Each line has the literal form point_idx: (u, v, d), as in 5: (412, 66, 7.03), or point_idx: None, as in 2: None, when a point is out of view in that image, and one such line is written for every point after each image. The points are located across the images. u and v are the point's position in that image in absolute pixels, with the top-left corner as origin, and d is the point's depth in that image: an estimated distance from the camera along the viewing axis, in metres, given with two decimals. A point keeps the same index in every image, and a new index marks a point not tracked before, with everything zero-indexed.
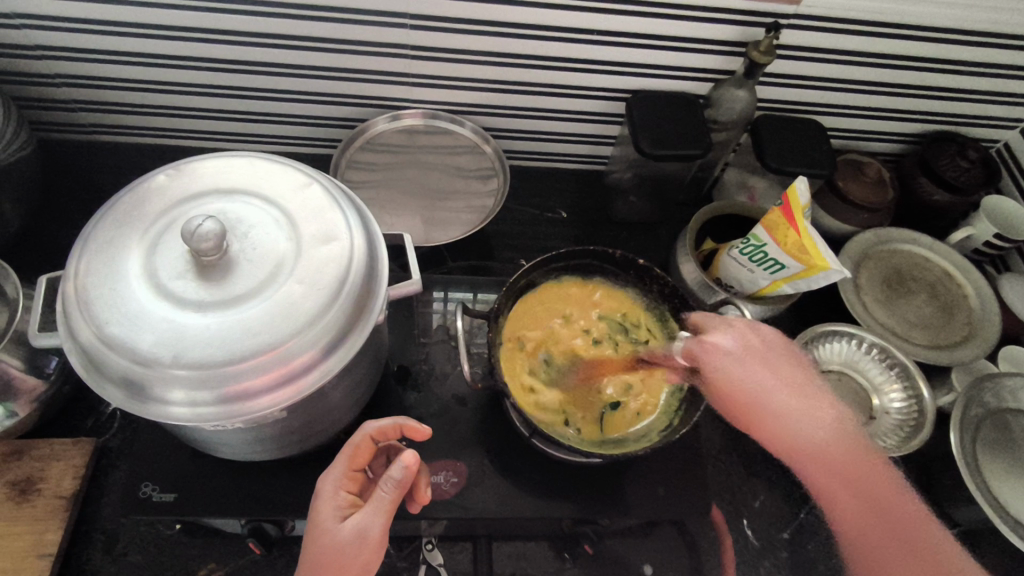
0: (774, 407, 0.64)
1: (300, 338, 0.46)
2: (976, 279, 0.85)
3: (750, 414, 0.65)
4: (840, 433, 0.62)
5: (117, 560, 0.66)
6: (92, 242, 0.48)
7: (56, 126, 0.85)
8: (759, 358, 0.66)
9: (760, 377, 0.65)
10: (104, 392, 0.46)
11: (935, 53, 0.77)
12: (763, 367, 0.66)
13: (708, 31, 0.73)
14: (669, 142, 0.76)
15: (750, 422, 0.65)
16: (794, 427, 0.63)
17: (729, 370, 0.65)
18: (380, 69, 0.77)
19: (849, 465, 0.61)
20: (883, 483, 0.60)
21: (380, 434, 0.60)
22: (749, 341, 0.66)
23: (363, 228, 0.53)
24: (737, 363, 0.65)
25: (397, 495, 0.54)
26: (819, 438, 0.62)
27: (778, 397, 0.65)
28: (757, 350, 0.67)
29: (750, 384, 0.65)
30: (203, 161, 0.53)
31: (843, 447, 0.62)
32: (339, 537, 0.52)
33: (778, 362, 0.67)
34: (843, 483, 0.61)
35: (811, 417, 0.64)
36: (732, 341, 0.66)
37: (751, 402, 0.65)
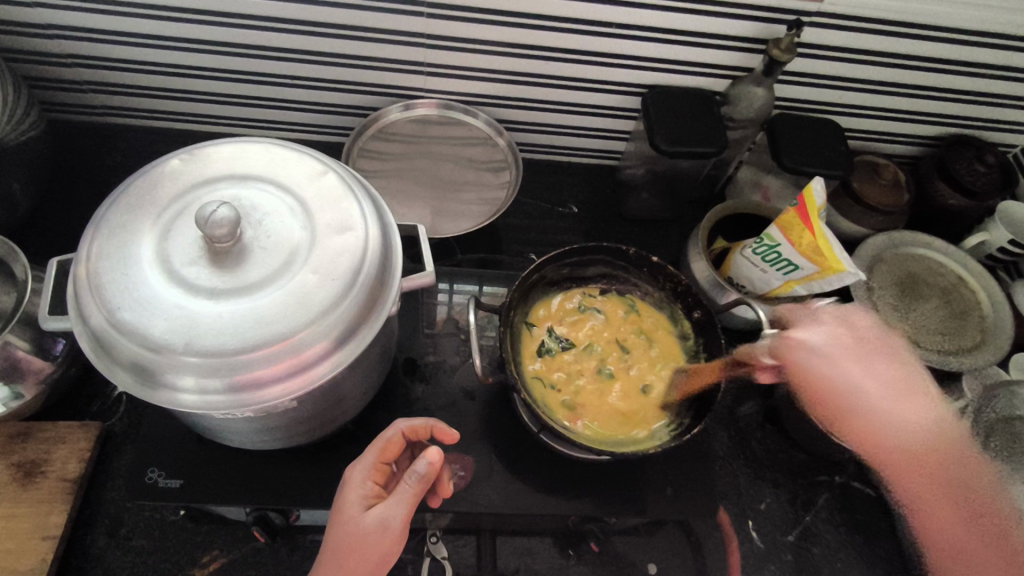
0: (874, 400, 0.67)
1: (314, 328, 0.46)
2: (989, 285, 0.84)
3: (841, 405, 0.69)
4: (946, 435, 0.66)
5: (122, 544, 0.66)
6: (104, 227, 0.47)
7: (67, 106, 0.85)
8: (848, 351, 0.68)
9: (853, 369, 0.67)
10: (115, 377, 0.46)
11: (957, 56, 0.76)
12: (849, 355, 0.68)
13: (729, 27, 0.72)
14: (685, 139, 0.75)
15: (834, 411, 0.70)
16: (893, 430, 0.66)
17: (812, 361, 0.67)
18: (394, 57, 0.76)
19: (943, 469, 0.65)
20: (976, 499, 0.65)
21: (412, 432, 0.61)
22: (842, 338, 0.69)
23: (377, 217, 0.52)
24: (826, 360, 0.67)
25: (420, 489, 0.54)
26: (918, 436, 0.66)
27: (884, 397, 0.67)
28: (842, 343, 0.69)
29: (836, 374, 0.67)
30: (217, 145, 0.52)
31: (938, 454, 0.65)
32: (362, 526, 0.53)
33: (868, 348, 0.71)
34: (935, 482, 0.65)
35: (904, 413, 0.66)
36: (819, 333, 0.69)
37: (846, 395, 0.67)
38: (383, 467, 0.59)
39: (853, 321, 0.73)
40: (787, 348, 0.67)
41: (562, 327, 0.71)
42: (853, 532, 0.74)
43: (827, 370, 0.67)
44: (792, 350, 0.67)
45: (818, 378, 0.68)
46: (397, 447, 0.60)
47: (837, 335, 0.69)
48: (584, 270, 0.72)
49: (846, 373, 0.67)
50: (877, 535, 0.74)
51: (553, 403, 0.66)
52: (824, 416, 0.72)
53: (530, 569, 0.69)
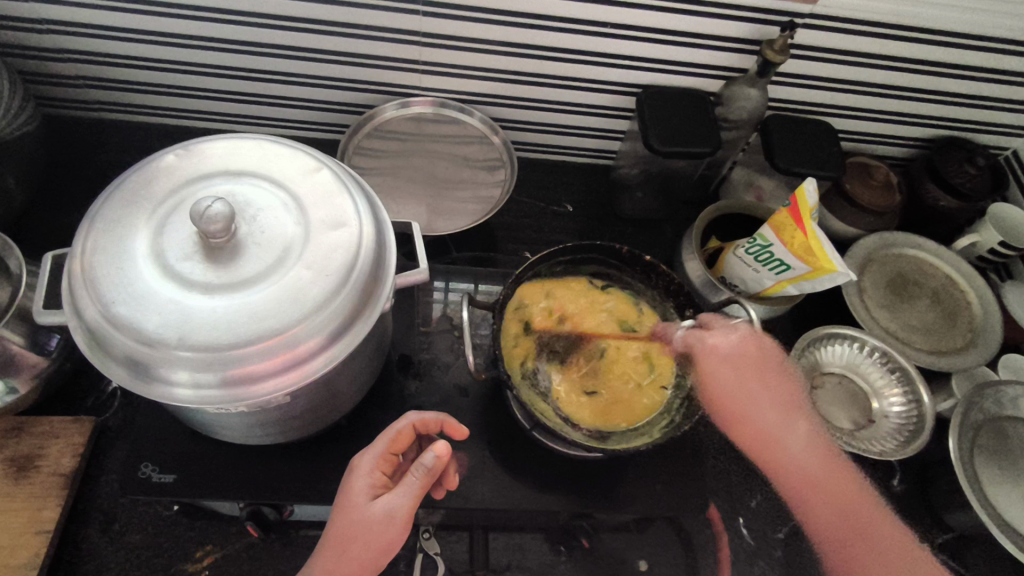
0: (757, 416, 0.75)
1: (307, 324, 0.46)
2: (979, 286, 0.85)
3: (750, 434, 0.75)
4: (836, 469, 0.73)
5: (115, 539, 0.66)
6: (100, 221, 0.48)
7: (62, 102, 0.85)
8: (747, 365, 0.74)
9: (755, 397, 0.75)
10: (108, 371, 0.46)
11: (948, 58, 0.77)
12: (751, 382, 0.74)
13: (723, 28, 0.73)
14: (679, 139, 0.75)
15: (749, 440, 0.75)
16: (791, 457, 0.74)
17: (718, 375, 0.72)
18: (390, 55, 0.77)
19: (839, 494, 0.73)
20: (862, 511, 0.73)
21: (422, 424, 0.62)
22: (746, 350, 0.73)
23: (372, 214, 0.52)
24: (727, 369, 0.73)
25: (424, 481, 0.54)
26: (809, 461, 0.73)
27: (776, 421, 0.75)
28: (741, 362, 0.74)
29: (742, 399, 0.74)
30: (212, 141, 0.52)
31: (829, 479, 0.73)
32: (368, 514, 0.54)
33: (751, 368, 0.75)
34: (830, 504, 0.73)
35: (795, 434, 0.74)
36: (729, 339, 0.71)
37: (750, 424, 0.75)
38: (393, 455, 0.60)
39: (754, 342, 0.74)
40: (699, 351, 0.70)
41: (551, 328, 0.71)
42: None
43: (728, 386, 0.73)
44: (703, 352, 0.70)
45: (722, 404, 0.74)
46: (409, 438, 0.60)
47: (744, 348, 0.73)
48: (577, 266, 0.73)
49: (750, 399, 0.75)
50: None
51: (585, 413, 0.66)
52: (737, 441, 0.77)
53: (522, 566, 0.70)
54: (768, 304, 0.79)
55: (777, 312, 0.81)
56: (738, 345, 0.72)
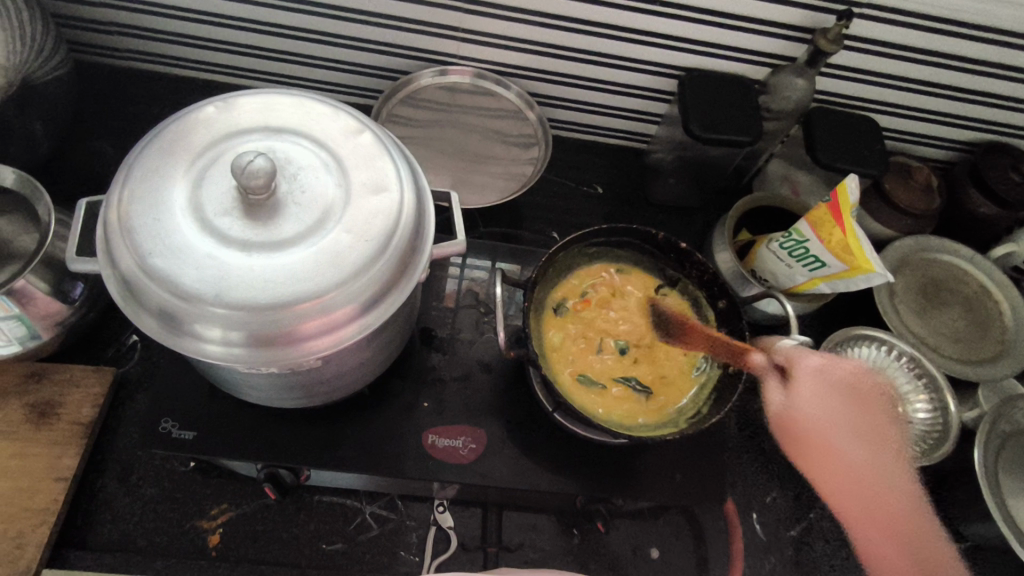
0: (835, 433, 0.73)
1: (343, 290, 0.45)
2: (1013, 296, 0.83)
3: (799, 427, 0.75)
4: (901, 480, 0.72)
5: (131, 491, 0.66)
6: (138, 169, 0.47)
7: (94, 48, 0.83)
8: (846, 395, 0.74)
9: (839, 419, 0.73)
10: (141, 322, 0.46)
11: (1006, 60, 0.74)
12: (845, 403, 0.74)
13: (776, 13, 0.70)
14: (721, 125, 0.73)
15: (789, 434, 0.76)
16: (844, 461, 0.73)
17: (802, 399, 0.74)
18: (431, 20, 0.75)
19: (900, 523, 0.71)
20: (910, 521, 0.71)
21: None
22: (833, 371, 0.74)
23: (412, 181, 0.51)
24: (830, 395, 0.73)
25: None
26: (861, 463, 0.72)
27: (861, 448, 0.72)
28: (839, 401, 0.74)
29: (823, 419, 0.74)
30: (255, 95, 0.51)
31: (909, 518, 0.71)
32: None
33: (865, 400, 0.75)
34: (885, 531, 0.71)
35: (888, 468, 0.72)
36: (812, 371, 0.73)
37: (824, 425, 0.74)
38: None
39: (836, 366, 0.74)
40: (787, 410, 0.75)
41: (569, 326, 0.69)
42: None
43: (825, 417, 0.74)
44: (800, 360, 0.72)
45: (817, 423, 0.74)
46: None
47: (828, 372, 0.74)
48: (610, 249, 0.72)
49: (844, 421, 0.73)
50: None
51: (627, 411, 0.65)
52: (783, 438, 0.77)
53: (533, 545, 0.70)
54: (797, 301, 0.78)
55: (806, 309, 0.79)
56: (839, 370, 0.75)
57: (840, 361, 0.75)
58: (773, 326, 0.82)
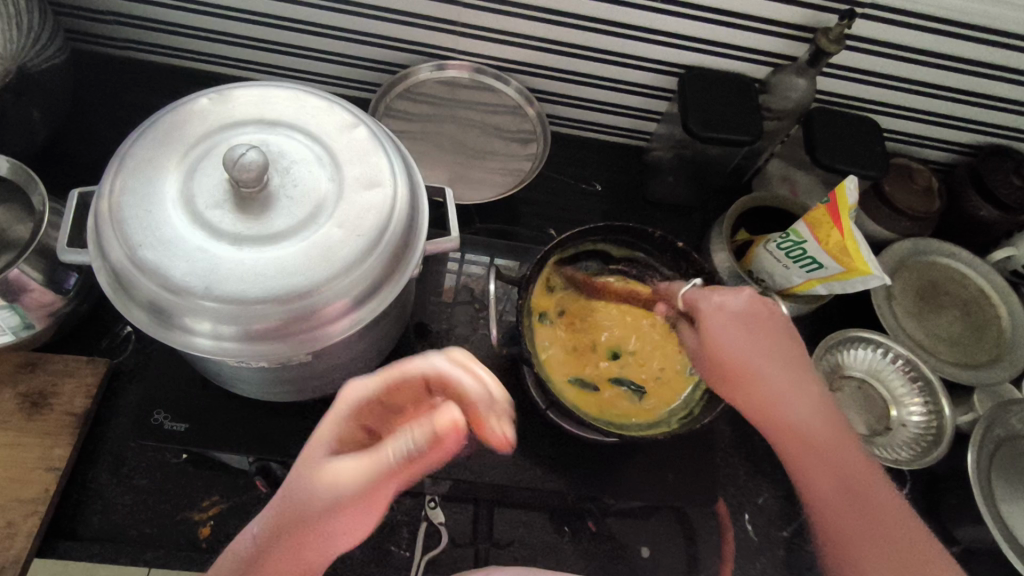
0: (786, 396, 0.55)
1: (334, 285, 0.45)
2: (1012, 301, 0.82)
3: (741, 378, 0.56)
4: (841, 433, 0.54)
5: (123, 482, 0.66)
6: (130, 160, 0.46)
7: (92, 37, 0.83)
8: (766, 330, 0.57)
9: (758, 338, 0.57)
10: (130, 314, 0.46)
11: (1009, 62, 0.73)
12: (756, 333, 0.57)
13: (778, 12, 0.70)
14: (720, 124, 0.73)
15: (741, 389, 0.57)
16: (795, 407, 0.55)
17: (718, 333, 0.58)
18: (430, 14, 0.74)
19: (842, 461, 0.53)
20: (874, 491, 0.52)
21: (434, 378, 0.46)
22: (761, 314, 0.58)
23: (406, 176, 0.51)
24: (737, 327, 0.57)
25: (408, 454, 0.41)
26: (815, 425, 0.54)
27: (783, 377, 0.56)
28: (761, 318, 0.58)
29: (756, 352, 0.56)
30: (249, 87, 0.50)
31: (829, 442, 0.54)
32: (312, 488, 0.41)
33: (755, 322, 0.57)
34: (829, 473, 0.52)
35: (802, 399, 0.55)
36: (736, 302, 0.58)
37: (745, 368, 0.56)
38: (378, 408, 0.46)
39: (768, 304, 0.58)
40: (704, 307, 0.59)
41: (563, 330, 0.70)
42: None
43: (739, 342, 0.57)
44: (711, 313, 0.59)
45: (727, 348, 0.57)
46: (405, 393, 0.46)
47: (756, 310, 0.58)
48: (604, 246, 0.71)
49: (761, 349, 0.56)
50: None
51: (627, 409, 0.67)
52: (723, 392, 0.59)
53: (524, 542, 0.70)
54: (794, 302, 0.78)
55: (802, 310, 0.79)
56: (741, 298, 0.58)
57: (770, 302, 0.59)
58: None
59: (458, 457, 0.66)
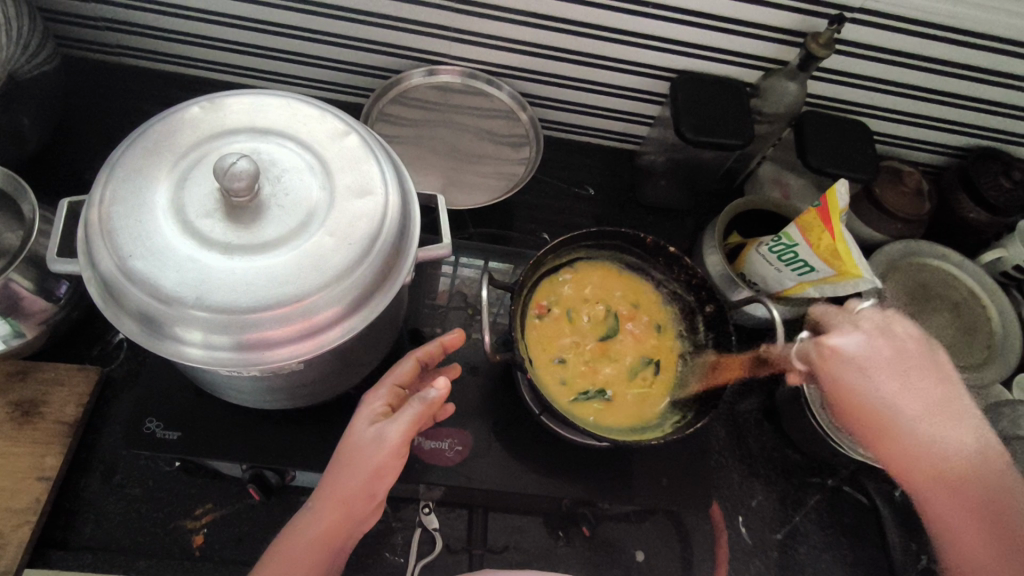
0: (898, 401, 0.56)
1: (326, 293, 0.45)
2: (1001, 302, 0.83)
3: (871, 418, 0.57)
4: (993, 458, 0.53)
5: (116, 491, 0.66)
6: (119, 170, 0.46)
7: (82, 43, 0.83)
8: (914, 367, 0.58)
9: (888, 376, 0.57)
10: (121, 325, 0.45)
11: (997, 66, 0.74)
12: (893, 361, 0.58)
13: (768, 16, 0.70)
14: (712, 129, 0.73)
15: (868, 428, 0.57)
16: (945, 442, 0.53)
17: (848, 370, 0.58)
18: (422, 19, 0.74)
19: (983, 487, 0.51)
20: (1015, 508, 0.50)
21: (426, 355, 0.63)
22: (893, 348, 0.59)
23: (398, 183, 0.51)
24: (884, 369, 0.58)
25: (422, 413, 0.53)
26: (956, 454, 0.53)
27: (918, 410, 0.55)
28: (899, 355, 0.58)
29: (863, 382, 0.57)
30: (239, 96, 0.50)
31: (975, 468, 0.52)
32: (360, 439, 0.53)
33: (914, 368, 0.58)
34: (965, 502, 0.51)
35: (942, 425, 0.55)
36: (853, 342, 0.60)
37: (872, 408, 0.57)
38: (399, 389, 0.59)
39: (884, 339, 0.60)
40: (818, 353, 0.61)
41: (553, 330, 0.69)
42: (840, 535, 0.74)
43: (858, 380, 0.58)
44: (830, 360, 0.60)
45: (852, 390, 0.58)
46: (413, 372, 0.60)
47: (874, 346, 0.59)
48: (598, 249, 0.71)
49: (882, 382, 0.57)
50: (864, 540, 0.74)
51: (618, 412, 0.66)
52: (861, 432, 0.59)
53: (519, 547, 0.70)
54: (787, 305, 0.78)
55: (795, 313, 0.79)
56: (880, 345, 0.59)
57: (890, 330, 0.60)
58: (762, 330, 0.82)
59: (450, 461, 0.65)
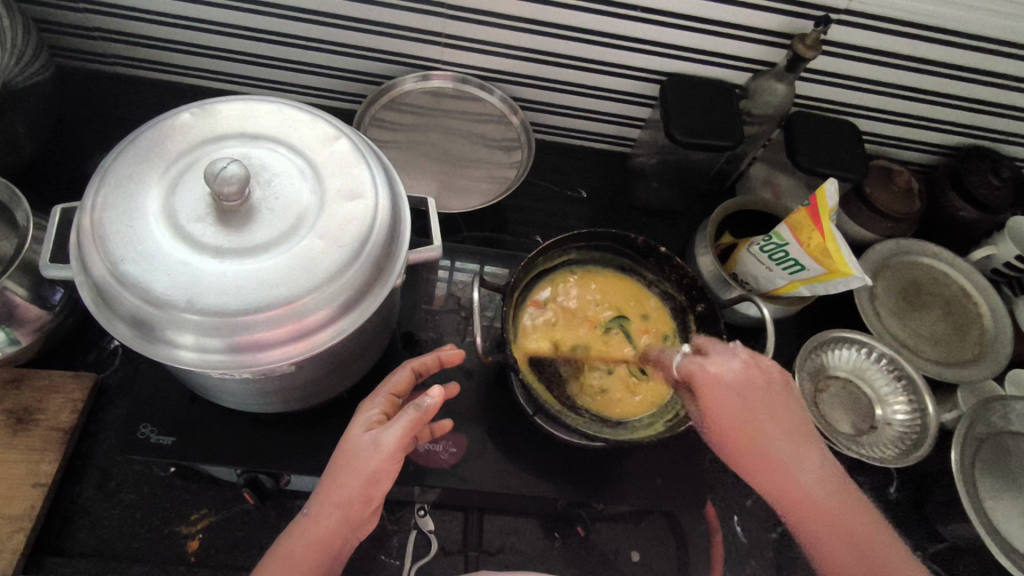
0: (772, 441, 0.56)
1: (317, 296, 0.45)
2: (992, 299, 0.84)
3: (750, 448, 0.56)
4: (847, 493, 0.55)
5: (110, 497, 0.66)
6: (111, 176, 0.47)
7: (76, 53, 0.83)
8: (760, 396, 0.57)
9: (763, 410, 0.56)
10: (114, 329, 0.46)
11: (982, 65, 0.75)
12: (765, 397, 0.57)
13: (755, 19, 0.71)
14: (702, 130, 0.74)
15: (760, 472, 0.55)
16: (807, 473, 0.55)
17: (724, 392, 0.57)
18: (413, 26, 0.75)
19: (846, 518, 0.53)
20: (882, 541, 0.53)
21: (421, 366, 0.63)
22: (752, 369, 0.58)
23: (388, 187, 0.51)
24: (733, 395, 0.57)
25: (418, 419, 0.54)
26: (821, 490, 0.54)
27: (786, 442, 0.56)
28: (763, 392, 0.57)
29: (753, 418, 0.56)
30: (230, 102, 0.51)
31: (838, 502, 0.54)
32: (355, 445, 0.53)
33: (777, 394, 0.58)
34: (839, 535, 0.53)
35: (807, 460, 0.56)
36: (732, 368, 0.58)
37: (748, 426, 0.56)
38: (393, 398, 0.59)
39: (759, 363, 0.59)
40: (701, 378, 0.58)
41: (549, 331, 0.70)
42: None
43: (744, 411, 0.56)
44: (705, 383, 0.58)
45: (738, 422, 0.56)
46: (407, 382, 0.61)
47: (750, 372, 0.58)
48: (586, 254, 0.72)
49: (762, 417, 0.56)
50: None
51: (623, 405, 0.66)
52: (729, 455, 0.57)
53: (514, 549, 0.70)
54: (778, 304, 0.78)
55: (787, 312, 0.80)
56: (731, 358, 0.59)
57: (760, 357, 0.60)
58: (756, 329, 0.83)
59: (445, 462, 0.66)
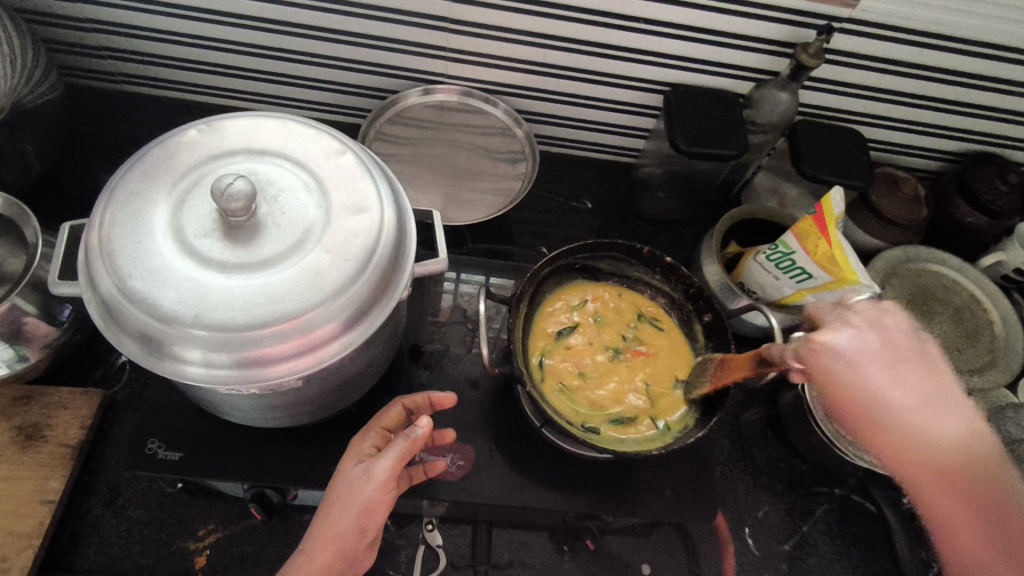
0: (904, 403, 0.48)
1: (323, 310, 0.45)
2: (1003, 305, 0.83)
3: (864, 413, 0.49)
4: (981, 443, 0.47)
5: (118, 513, 0.66)
6: (119, 193, 0.47)
7: (85, 72, 0.84)
8: (882, 352, 0.50)
9: (877, 366, 0.49)
10: (122, 345, 0.46)
11: (986, 70, 0.74)
12: (885, 354, 0.50)
13: (757, 28, 0.71)
14: (706, 140, 0.74)
15: (863, 422, 0.50)
16: (925, 435, 0.47)
17: (829, 354, 0.51)
18: (417, 40, 0.76)
19: (970, 473, 0.46)
20: (998, 491, 0.46)
21: (413, 404, 0.63)
22: (874, 334, 0.51)
23: (393, 201, 0.52)
24: (877, 358, 0.50)
25: (407, 450, 0.53)
26: (953, 446, 0.47)
27: (908, 395, 0.48)
28: (889, 348, 0.50)
29: (855, 368, 0.50)
30: (236, 118, 0.51)
31: (971, 466, 0.46)
32: (347, 477, 0.53)
33: (904, 359, 0.50)
34: (960, 495, 0.46)
35: (946, 424, 0.48)
36: (847, 338, 0.51)
37: (870, 395, 0.48)
38: (385, 432, 0.59)
39: (883, 329, 0.51)
40: (816, 365, 0.52)
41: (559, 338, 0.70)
42: (849, 544, 0.73)
43: (851, 367, 0.50)
44: (816, 353, 0.52)
45: (841, 384, 0.50)
46: (399, 417, 0.61)
47: (864, 339, 0.51)
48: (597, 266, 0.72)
49: (875, 364, 0.49)
50: (874, 549, 0.73)
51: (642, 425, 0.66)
52: (860, 435, 0.51)
53: (523, 562, 0.69)
54: (786, 313, 0.77)
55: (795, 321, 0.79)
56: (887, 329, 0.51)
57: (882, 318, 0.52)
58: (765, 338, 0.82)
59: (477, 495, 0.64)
